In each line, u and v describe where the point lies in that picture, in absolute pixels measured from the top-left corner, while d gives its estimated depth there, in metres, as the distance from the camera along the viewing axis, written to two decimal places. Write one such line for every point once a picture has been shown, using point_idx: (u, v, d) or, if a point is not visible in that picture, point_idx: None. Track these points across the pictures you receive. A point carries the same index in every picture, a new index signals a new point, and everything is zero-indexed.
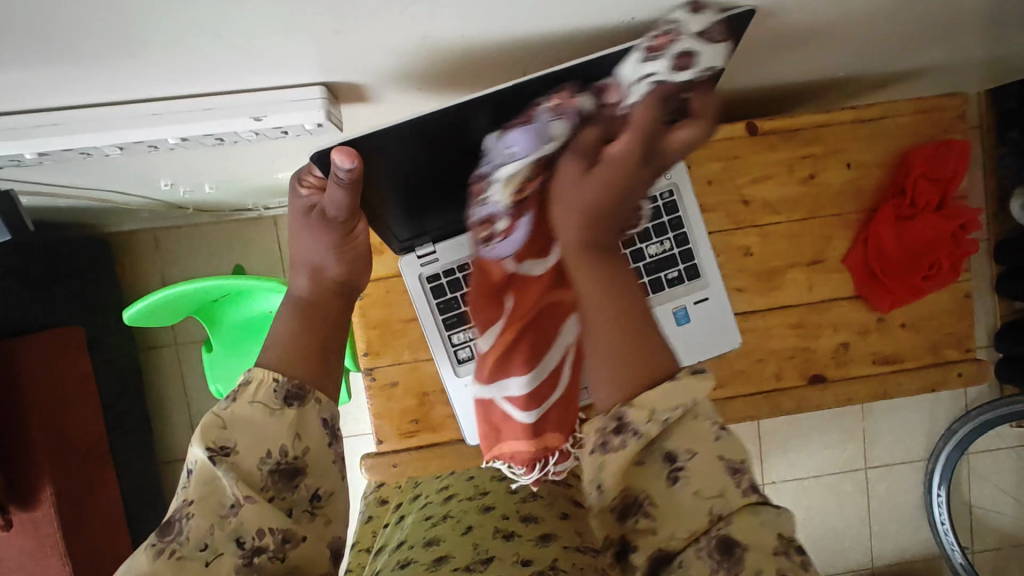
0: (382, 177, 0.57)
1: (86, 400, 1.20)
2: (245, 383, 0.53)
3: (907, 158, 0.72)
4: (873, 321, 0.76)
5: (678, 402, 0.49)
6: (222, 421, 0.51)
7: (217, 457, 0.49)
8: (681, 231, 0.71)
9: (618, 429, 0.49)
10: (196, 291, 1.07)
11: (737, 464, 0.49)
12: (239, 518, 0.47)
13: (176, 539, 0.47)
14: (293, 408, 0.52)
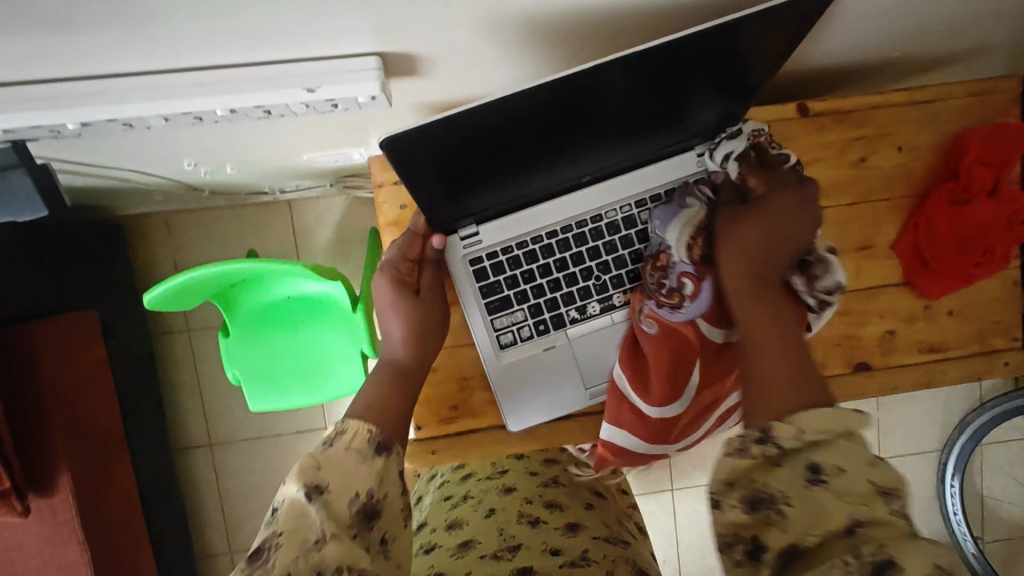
0: (453, 153, 0.55)
1: (102, 385, 1.18)
2: (341, 431, 0.56)
3: (960, 140, 0.67)
4: (921, 308, 0.70)
5: (838, 425, 0.49)
6: (315, 461, 0.53)
7: (312, 494, 0.51)
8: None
9: (761, 438, 0.50)
10: (216, 277, 1.04)
11: (891, 488, 0.45)
12: (324, 553, 0.48)
13: (261, 567, 0.48)
14: (381, 456, 0.55)
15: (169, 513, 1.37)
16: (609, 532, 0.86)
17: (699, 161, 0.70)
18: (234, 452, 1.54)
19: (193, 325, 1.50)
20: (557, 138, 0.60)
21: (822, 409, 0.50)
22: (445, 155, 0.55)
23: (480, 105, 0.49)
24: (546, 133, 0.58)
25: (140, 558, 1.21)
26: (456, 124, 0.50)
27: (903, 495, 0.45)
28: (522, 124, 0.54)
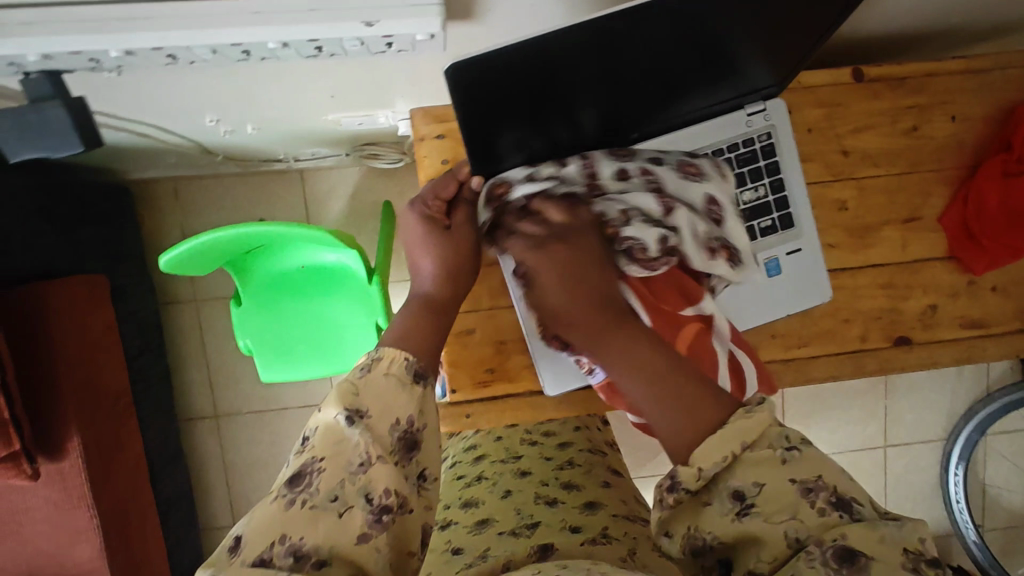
0: (479, 106, 0.53)
1: (110, 350, 1.15)
2: (377, 358, 0.55)
3: (1015, 111, 0.65)
4: (964, 283, 0.69)
5: (731, 446, 0.46)
6: (354, 386, 0.53)
7: (354, 419, 0.51)
8: (778, 177, 0.66)
9: (670, 487, 0.47)
10: (235, 240, 1.00)
11: (811, 483, 0.45)
12: (368, 476, 0.50)
13: (306, 490, 0.49)
14: (420, 385, 0.55)
15: (175, 484, 1.35)
16: (630, 510, 0.81)
17: (749, 119, 0.65)
18: (240, 425, 1.53)
19: (199, 295, 1.48)
20: (587, 95, 0.57)
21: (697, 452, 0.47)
22: (471, 109, 0.53)
23: (530, 40, 0.47)
24: (575, 88, 0.55)
25: (148, 526, 1.20)
26: (506, 61, 0.48)
27: (824, 485, 0.45)
28: (549, 77, 0.52)
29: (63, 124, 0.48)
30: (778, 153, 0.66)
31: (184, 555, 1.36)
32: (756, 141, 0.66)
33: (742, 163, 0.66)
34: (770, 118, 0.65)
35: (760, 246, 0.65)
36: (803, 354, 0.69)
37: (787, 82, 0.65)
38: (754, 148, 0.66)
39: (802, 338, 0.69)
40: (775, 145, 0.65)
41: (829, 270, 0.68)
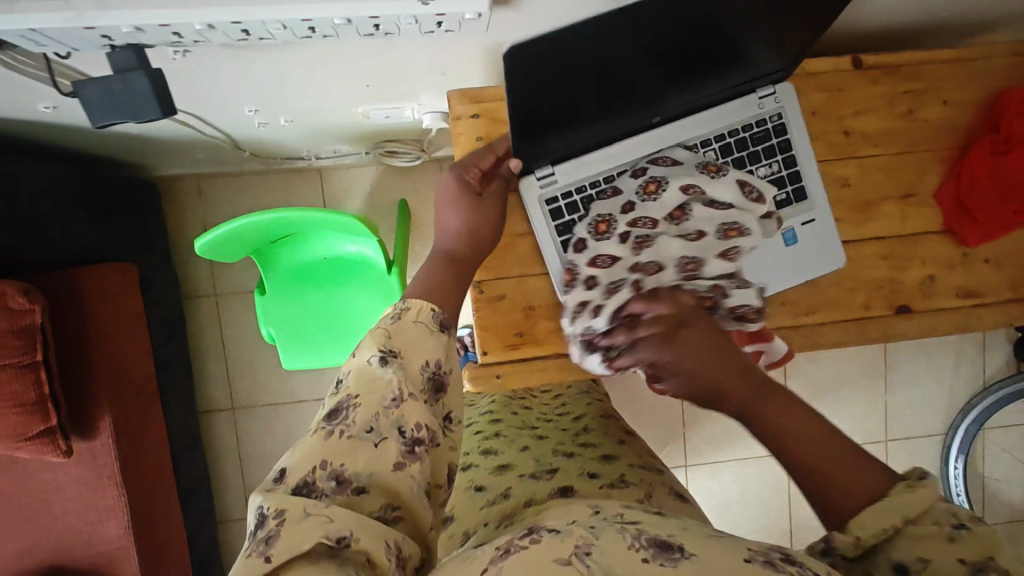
0: (526, 92, 0.58)
1: (138, 337, 1.19)
2: (405, 307, 0.59)
3: (1002, 97, 0.71)
4: (959, 255, 0.74)
5: (895, 516, 0.47)
6: (386, 330, 0.57)
7: (388, 359, 0.55)
8: (790, 154, 0.71)
9: (825, 547, 0.48)
10: (261, 225, 1.04)
11: (981, 564, 0.43)
12: (401, 410, 0.54)
13: (343, 422, 0.53)
14: (445, 333, 0.59)
15: (194, 473, 1.38)
16: (646, 461, 0.85)
17: (761, 101, 0.71)
18: (256, 417, 1.56)
19: (220, 289, 1.52)
20: (619, 80, 0.62)
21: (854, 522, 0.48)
22: (516, 96, 0.58)
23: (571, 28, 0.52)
24: (608, 74, 0.60)
25: (169, 511, 1.22)
26: (548, 49, 0.53)
27: (997, 567, 0.42)
28: (587, 61, 0.57)
29: (144, 92, 0.53)
30: (788, 131, 0.71)
31: (201, 542, 1.38)
32: (768, 121, 0.72)
33: (756, 142, 0.71)
34: (780, 100, 0.71)
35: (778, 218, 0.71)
36: (811, 320, 0.74)
37: (795, 65, 0.70)
38: (767, 128, 0.71)
39: (810, 305, 0.73)
40: (786, 125, 0.71)
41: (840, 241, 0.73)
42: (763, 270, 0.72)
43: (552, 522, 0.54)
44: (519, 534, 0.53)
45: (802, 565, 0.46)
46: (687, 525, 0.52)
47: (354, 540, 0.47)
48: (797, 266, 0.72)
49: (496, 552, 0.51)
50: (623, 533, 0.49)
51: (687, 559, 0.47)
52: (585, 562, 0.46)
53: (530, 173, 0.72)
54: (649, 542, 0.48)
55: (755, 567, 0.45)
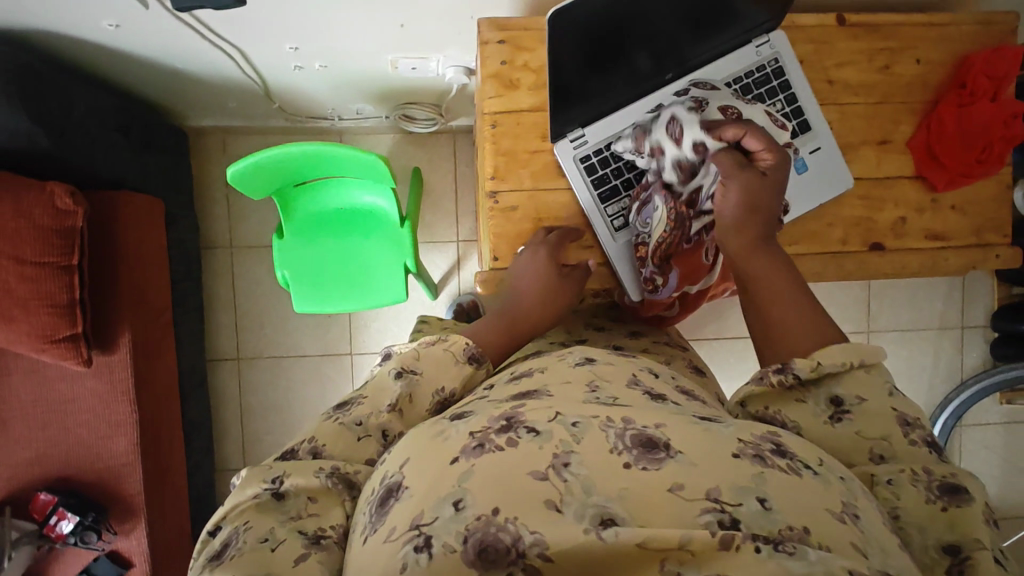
0: (570, 57, 0.68)
1: (160, 268, 1.26)
2: (445, 339, 0.63)
3: (968, 59, 0.79)
4: (928, 200, 0.82)
5: (853, 357, 0.51)
6: (415, 351, 0.60)
7: (405, 373, 0.58)
8: (791, 92, 0.77)
9: (781, 370, 0.52)
10: (278, 159, 1.09)
11: (909, 418, 0.50)
12: (391, 415, 0.55)
13: (342, 411, 0.56)
14: (472, 366, 0.61)
15: (200, 412, 1.43)
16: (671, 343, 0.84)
17: (757, 49, 0.77)
18: (260, 370, 1.61)
19: (236, 242, 1.58)
20: (645, 52, 0.71)
21: (836, 344, 0.52)
22: (560, 61, 0.69)
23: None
24: (639, 46, 0.70)
25: (174, 439, 1.27)
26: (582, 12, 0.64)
27: (919, 424, 0.50)
28: (619, 29, 0.67)
29: None
30: (786, 73, 0.77)
31: (199, 480, 1.42)
32: (766, 66, 0.78)
33: (758, 85, 0.77)
34: (774, 47, 0.77)
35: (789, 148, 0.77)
36: (794, 251, 0.81)
37: (786, 14, 0.77)
38: (766, 72, 0.77)
39: (793, 237, 0.81)
40: (783, 67, 0.77)
41: (846, 170, 0.79)
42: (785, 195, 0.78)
43: (531, 415, 0.44)
44: (495, 424, 0.44)
45: (793, 458, 0.42)
46: (678, 413, 0.45)
47: (285, 479, 0.48)
48: (809, 192, 0.79)
49: (468, 442, 0.43)
50: (607, 432, 0.42)
51: (671, 458, 0.40)
52: (563, 475, 0.40)
53: (562, 137, 0.76)
54: (634, 443, 0.41)
55: (741, 463, 0.40)
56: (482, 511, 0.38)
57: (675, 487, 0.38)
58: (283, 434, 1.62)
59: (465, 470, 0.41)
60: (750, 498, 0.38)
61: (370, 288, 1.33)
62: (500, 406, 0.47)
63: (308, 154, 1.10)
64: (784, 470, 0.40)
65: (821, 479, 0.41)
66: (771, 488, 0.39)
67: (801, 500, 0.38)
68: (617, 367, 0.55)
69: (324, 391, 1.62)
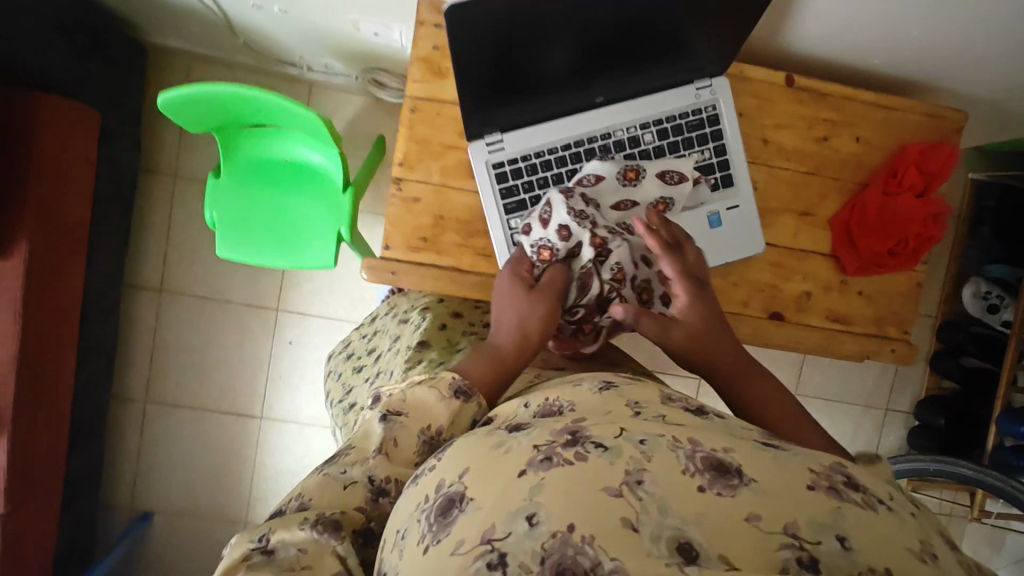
0: (479, 57, 0.64)
1: (82, 182, 1.22)
2: (433, 375, 0.57)
3: (904, 148, 0.78)
4: (837, 280, 0.81)
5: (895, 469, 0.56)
6: (403, 391, 0.55)
7: (389, 416, 0.53)
8: (721, 143, 0.76)
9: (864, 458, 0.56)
10: (226, 96, 1.05)
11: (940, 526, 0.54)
12: (378, 462, 0.51)
13: (330, 462, 0.53)
14: (459, 401, 0.55)
15: (101, 336, 1.39)
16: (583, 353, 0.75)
17: (697, 92, 0.75)
18: (181, 306, 1.56)
19: (181, 171, 1.52)
20: (571, 69, 0.69)
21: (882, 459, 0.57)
22: (470, 60, 0.64)
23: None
24: (559, 50, 0.66)
25: (61, 356, 1.23)
26: (487, 14, 0.60)
27: None
28: (531, 31, 0.63)
29: None
30: (721, 123, 0.75)
31: (87, 403, 1.38)
32: (703, 112, 0.76)
33: (690, 129, 0.75)
34: (714, 94, 0.75)
35: (704, 201, 0.75)
36: None
37: (732, 59, 0.73)
38: (701, 118, 0.75)
39: None
40: (719, 116, 0.75)
41: (760, 235, 0.78)
42: None
43: (597, 430, 0.46)
44: (562, 437, 0.45)
45: (867, 492, 0.43)
46: (741, 441, 0.46)
47: (272, 535, 0.45)
48: (714, 251, 0.77)
49: (535, 454, 0.44)
50: (676, 452, 0.43)
51: (745, 486, 0.41)
52: (638, 494, 0.40)
53: (479, 138, 0.74)
54: (706, 465, 0.42)
55: (818, 497, 0.41)
56: (558, 529, 0.39)
57: (754, 519, 0.39)
58: (191, 374, 1.58)
59: (535, 483, 0.42)
60: (830, 535, 0.39)
61: (300, 246, 1.28)
62: (558, 421, 0.48)
63: (250, 99, 1.06)
64: (860, 504, 0.41)
65: (896, 518, 0.42)
66: (851, 527, 0.39)
67: (876, 535, 0.40)
68: (642, 387, 0.57)
69: (241, 339, 1.58)
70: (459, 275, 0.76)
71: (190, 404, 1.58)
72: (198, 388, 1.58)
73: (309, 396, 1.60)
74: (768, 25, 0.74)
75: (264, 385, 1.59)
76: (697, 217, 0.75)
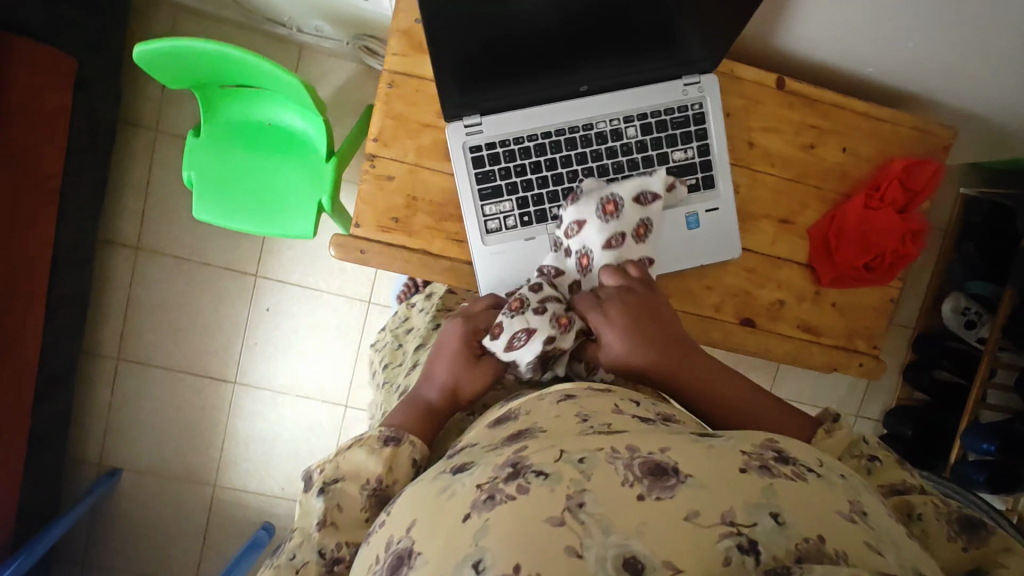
0: (458, 39, 0.61)
1: (53, 129, 1.19)
2: (359, 436, 0.60)
3: (891, 161, 0.77)
4: (811, 291, 0.80)
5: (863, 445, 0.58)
6: (333, 461, 0.58)
7: (325, 486, 0.56)
8: (705, 143, 0.74)
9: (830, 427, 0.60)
10: (204, 54, 1.01)
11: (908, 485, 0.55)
12: (322, 533, 0.54)
13: (278, 553, 0.56)
14: (389, 447, 0.59)
15: (72, 291, 1.37)
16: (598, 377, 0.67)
17: (685, 88, 0.73)
18: (158, 265, 1.54)
19: (163, 127, 1.49)
20: (556, 59, 0.67)
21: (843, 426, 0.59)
22: (448, 43, 0.61)
23: None
24: (542, 36, 0.63)
25: (27, 306, 1.21)
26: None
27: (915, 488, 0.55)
28: (513, 15, 0.60)
29: None
30: (706, 122, 0.74)
31: (56, 356, 1.37)
32: (689, 109, 0.74)
33: (675, 125, 0.74)
34: (702, 91, 0.73)
35: (683, 201, 0.74)
36: None
37: (722, 56, 0.71)
38: (687, 115, 0.74)
39: (666, 289, 0.77)
40: (705, 115, 0.74)
41: (737, 239, 0.77)
42: (667, 250, 0.75)
43: (537, 458, 0.50)
44: (505, 472, 0.50)
45: (795, 464, 0.49)
46: (677, 437, 0.52)
47: None
48: (689, 253, 0.75)
49: (479, 495, 0.49)
50: (616, 464, 0.48)
51: (682, 484, 0.46)
52: (580, 517, 0.45)
53: (458, 119, 0.72)
54: (645, 471, 0.47)
55: (752, 477, 0.47)
56: (506, 571, 0.43)
57: (692, 516, 0.44)
58: (165, 334, 1.56)
59: (480, 525, 0.46)
60: (765, 513, 0.44)
61: (279, 213, 1.25)
62: (499, 456, 0.53)
63: (229, 57, 1.03)
64: (788, 475, 0.48)
65: (823, 482, 0.48)
66: (782, 502, 0.45)
67: (807, 504, 0.45)
68: (596, 398, 0.60)
69: (218, 303, 1.56)
70: (429, 258, 0.75)
71: (163, 364, 1.57)
72: (172, 348, 1.57)
73: (283, 364, 1.59)
74: (765, 12, 0.71)
75: (239, 350, 1.58)
76: (675, 216, 0.74)
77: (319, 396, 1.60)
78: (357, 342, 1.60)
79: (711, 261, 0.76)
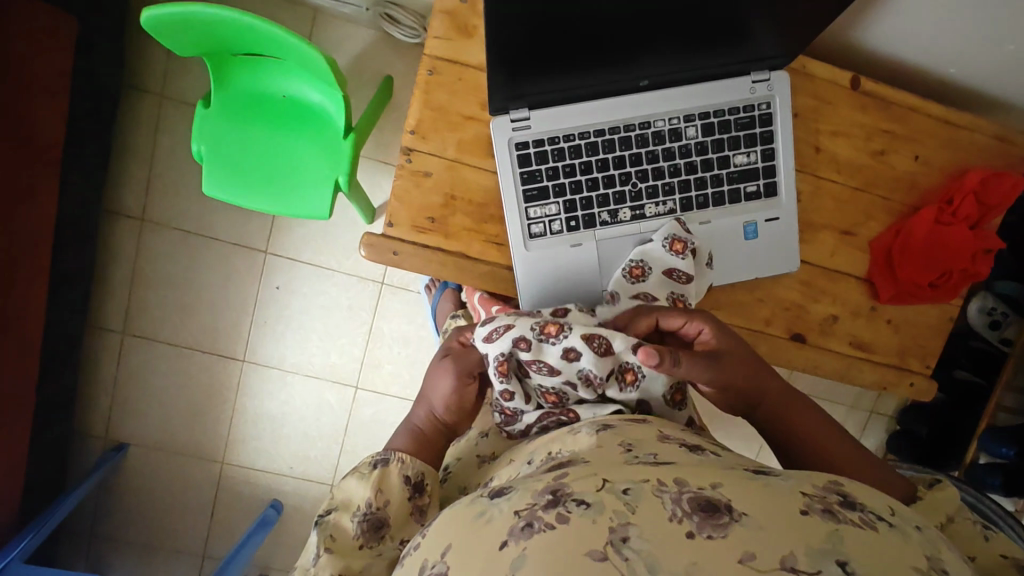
0: (516, 33, 0.55)
1: (54, 94, 1.13)
2: (355, 465, 0.66)
3: (966, 172, 0.72)
4: (867, 307, 0.76)
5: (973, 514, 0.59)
6: (332, 495, 0.64)
7: (321, 518, 0.62)
8: (770, 146, 0.69)
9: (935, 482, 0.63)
10: (220, 22, 0.94)
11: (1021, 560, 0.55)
12: (318, 563, 0.59)
13: None
14: (376, 470, 0.64)
15: (77, 265, 1.32)
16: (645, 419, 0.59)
17: (753, 86, 0.68)
18: (164, 238, 1.48)
19: (168, 93, 1.41)
20: (619, 55, 0.62)
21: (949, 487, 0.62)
22: (506, 36, 0.55)
23: None
24: (607, 28, 0.57)
25: (32, 282, 1.17)
26: None
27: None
28: (580, 8, 0.54)
29: None
30: (773, 124, 0.69)
31: (61, 331, 1.33)
32: (755, 109, 0.69)
33: (739, 127, 0.69)
34: (771, 89, 0.68)
35: (741, 209, 0.70)
36: (713, 316, 0.73)
37: (796, 53, 0.66)
38: (753, 115, 0.69)
39: (717, 301, 0.73)
40: (772, 116, 0.69)
41: (796, 251, 0.72)
42: (716, 262, 0.71)
43: (577, 486, 0.47)
44: (543, 499, 0.47)
45: (864, 510, 0.44)
46: (727, 473, 0.48)
47: None
48: (739, 265, 0.71)
49: (517, 522, 0.45)
50: (663, 499, 0.44)
51: (736, 522, 0.41)
52: (623, 553, 0.41)
53: (506, 113, 0.66)
54: (694, 508, 0.43)
55: (814, 520, 0.42)
56: None
57: (748, 558, 0.39)
58: (171, 311, 1.52)
59: (517, 554, 0.43)
60: (832, 560, 0.39)
61: (294, 192, 1.19)
62: (541, 481, 0.50)
63: (246, 27, 0.95)
64: (857, 522, 0.42)
65: (898, 532, 0.43)
66: (851, 552, 0.40)
67: (879, 556, 0.40)
68: (639, 427, 0.57)
69: (227, 280, 1.51)
70: (467, 262, 0.70)
71: (170, 340, 1.53)
72: (179, 324, 1.52)
73: (291, 344, 1.55)
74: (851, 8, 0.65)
75: (248, 329, 1.54)
76: (730, 224, 0.70)
77: (328, 376, 1.56)
78: (369, 323, 1.55)
79: (771, 271, 0.72)
